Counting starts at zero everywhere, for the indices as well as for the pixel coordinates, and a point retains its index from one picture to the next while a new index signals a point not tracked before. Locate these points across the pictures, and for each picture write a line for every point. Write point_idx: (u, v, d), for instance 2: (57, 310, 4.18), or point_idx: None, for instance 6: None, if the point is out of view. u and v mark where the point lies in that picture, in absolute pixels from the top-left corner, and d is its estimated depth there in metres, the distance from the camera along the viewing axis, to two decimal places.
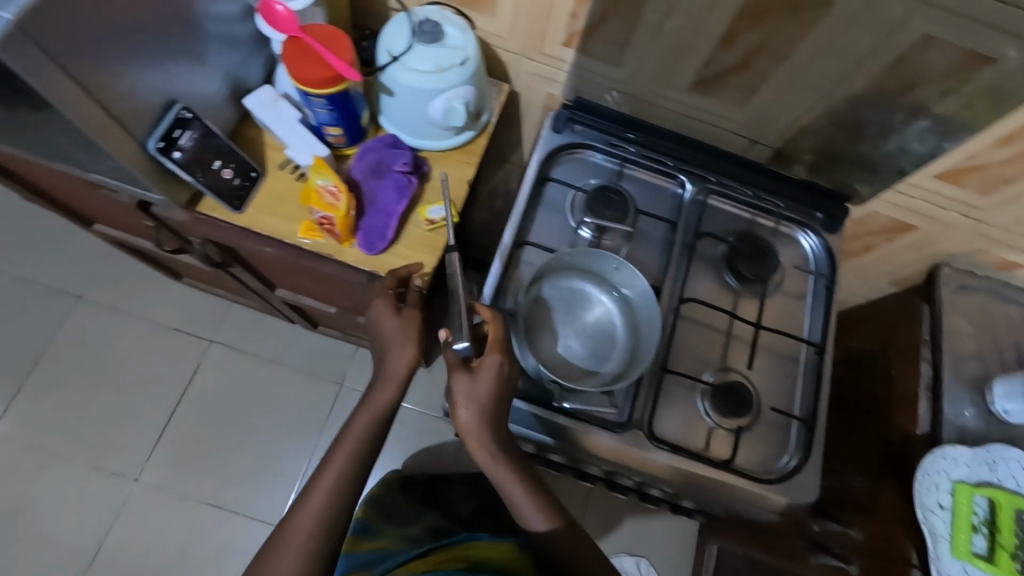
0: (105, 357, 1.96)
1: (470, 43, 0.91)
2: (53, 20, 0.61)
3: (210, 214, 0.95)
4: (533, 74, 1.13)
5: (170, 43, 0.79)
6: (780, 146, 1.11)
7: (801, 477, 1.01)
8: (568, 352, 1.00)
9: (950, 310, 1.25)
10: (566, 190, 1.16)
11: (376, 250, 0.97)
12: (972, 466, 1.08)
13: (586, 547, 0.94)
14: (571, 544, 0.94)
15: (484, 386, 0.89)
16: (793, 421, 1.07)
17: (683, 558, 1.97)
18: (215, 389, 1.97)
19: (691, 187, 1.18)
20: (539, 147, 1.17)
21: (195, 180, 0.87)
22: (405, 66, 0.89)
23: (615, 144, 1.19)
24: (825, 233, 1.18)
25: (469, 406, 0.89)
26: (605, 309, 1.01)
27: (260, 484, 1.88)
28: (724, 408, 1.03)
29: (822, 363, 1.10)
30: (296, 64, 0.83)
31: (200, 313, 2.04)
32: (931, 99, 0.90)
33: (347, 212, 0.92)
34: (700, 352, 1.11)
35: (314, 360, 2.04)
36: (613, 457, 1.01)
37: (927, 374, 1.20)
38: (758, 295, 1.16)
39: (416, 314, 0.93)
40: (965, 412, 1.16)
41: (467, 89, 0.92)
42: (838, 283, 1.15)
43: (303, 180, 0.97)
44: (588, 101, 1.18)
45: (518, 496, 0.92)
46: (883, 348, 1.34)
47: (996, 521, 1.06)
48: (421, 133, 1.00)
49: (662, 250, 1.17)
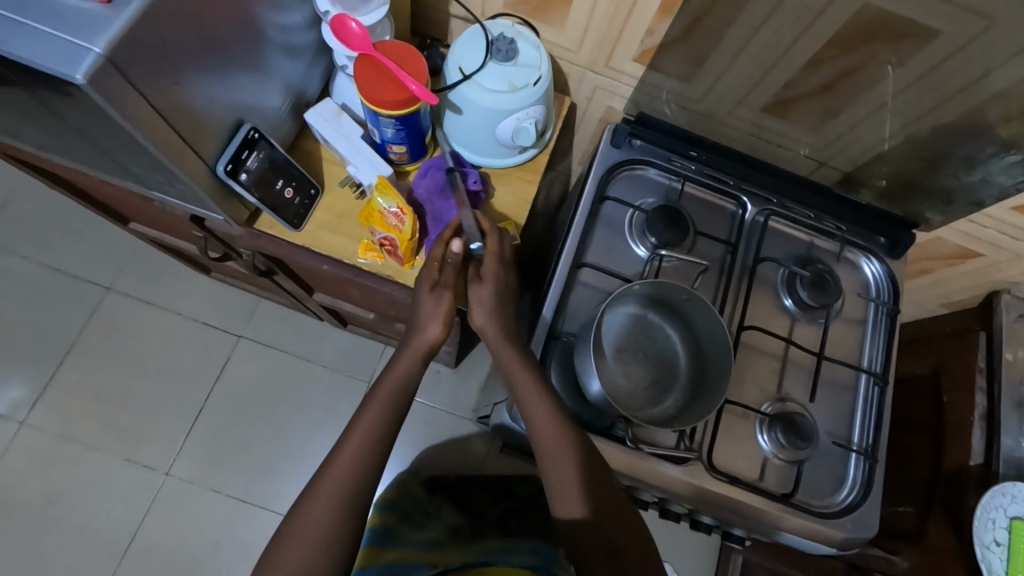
0: (136, 349, 1.96)
1: (544, 61, 0.87)
2: (137, 49, 0.59)
3: (268, 231, 0.93)
4: (595, 86, 1.12)
5: (242, 61, 0.76)
6: (850, 170, 1.12)
7: (860, 512, 1.00)
8: (629, 380, 0.99)
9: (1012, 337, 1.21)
10: (623, 208, 1.13)
11: None
12: None
13: (629, 531, 0.89)
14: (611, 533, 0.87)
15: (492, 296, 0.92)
16: (852, 453, 1.05)
17: (708, 566, 1.97)
18: (245, 384, 1.97)
19: (752, 208, 1.13)
20: (597, 162, 1.13)
21: (259, 201, 0.85)
22: (477, 84, 0.86)
23: (672, 159, 1.15)
24: (888, 259, 1.14)
25: (483, 314, 0.92)
26: (669, 339, 1.01)
27: (289, 480, 1.89)
28: (783, 440, 1.01)
29: (882, 394, 1.07)
30: (368, 85, 0.80)
31: (230, 307, 2.03)
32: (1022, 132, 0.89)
33: (411, 235, 0.89)
34: (757, 379, 1.09)
35: (343, 357, 2.03)
36: (670, 488, 0.99)
37: (983, 404, 1.17)
38: (818, 322, 1.12)
39: (447, 295, 0.90)
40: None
41: (538, 108, 0.89)
42: (901, 310, 1.11)
43: (363, 198, 0.95)
44: (648, 115, 1.14)
45: (560, 479, 0.87)
46: (935, 373, 1.31)
47: None
48: (485, 151, 0.97)
49: (720, 273, 1.12)
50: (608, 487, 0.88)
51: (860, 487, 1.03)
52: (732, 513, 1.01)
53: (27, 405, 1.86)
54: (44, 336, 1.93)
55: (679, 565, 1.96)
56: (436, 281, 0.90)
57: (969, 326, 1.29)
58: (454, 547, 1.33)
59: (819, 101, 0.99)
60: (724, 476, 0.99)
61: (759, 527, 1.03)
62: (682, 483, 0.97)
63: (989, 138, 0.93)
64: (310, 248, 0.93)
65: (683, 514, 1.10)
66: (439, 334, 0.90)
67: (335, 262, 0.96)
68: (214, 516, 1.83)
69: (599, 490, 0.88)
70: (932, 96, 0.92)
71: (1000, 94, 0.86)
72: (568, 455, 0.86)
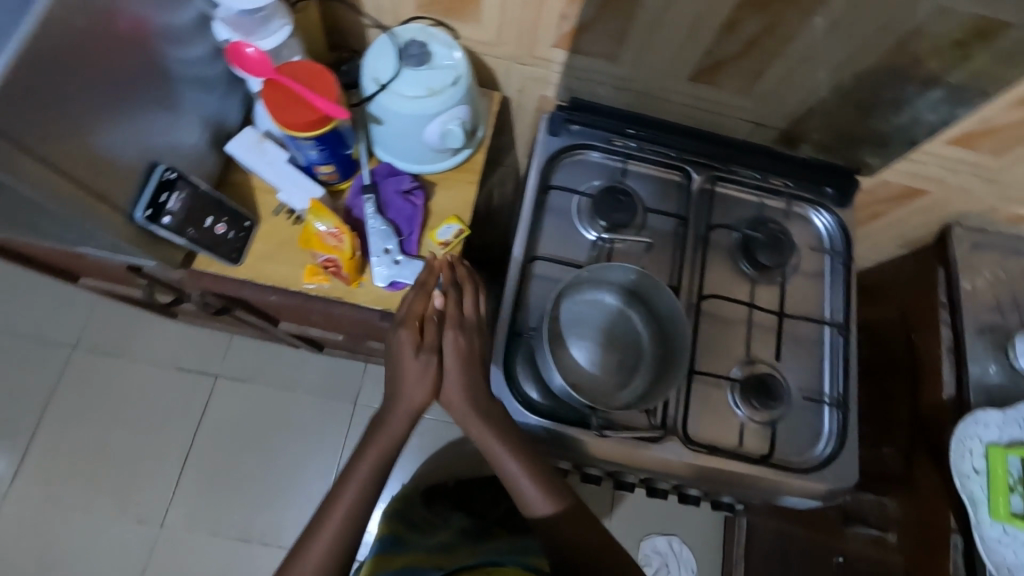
0: (112, 404, 1.92)
1: (460, 60, 0.86)
2: (15, 106, 0.57)
3: (208, 270, 0.91)
4: (525, 77, 1.11)
5: (144, 103, 0.73)
6: (787, 126, 1.12)
7: (838, 462, 1.01)
8: (595, 368, 0.99)
9: (967, 269, 1.23)
10: (570, 195, 1.12)
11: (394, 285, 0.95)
12: (1003, 428, 1.09)
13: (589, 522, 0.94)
14: (576, 528, 0.92)
15: (457, 349, 0.90)
16: (825, 405, 1.06)
17: (714, 533, 1.98)
18: (229, 423, 1.94)
19: (697, 176, 1.14)
20: (538, 152, 1.12)
21: (189, 241, 0.83)
22: (395, 92, 0.85)
23: (613, 141, 1.15)
24: (836, 209, 1.16)
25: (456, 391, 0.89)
26: (626, 317, 1.01)
27: (287, 513, 1.87)
28: (755, 402, 1.03)
29: (847, 342, 1.09)
30: (280, 109, 0.79)
31: (202, 348, 1.99)
32: (942, 68, 0.91)
33: (352, 253, 0.89)
34: (724, 346, 1.09)
35: (325, 381, 2.01)
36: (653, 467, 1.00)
37: (947, 337, 1.19)
38: (776, 282, 1.13)
39: (434, 359, 0.89)
40: (988, 369, 1.15)
41: (462, 109, 0.88)
42: (855, 258, 1.13)
43: (300, 223, 0.94)
44: (584, 100, 1.15)
45: (523, 488, 0.91)
46: (901, 314, 1.33)
47: None
48: (419, 158, 0.96)
49: (676, 246, 1.12)
50: (579, 515, 0.93)
51: (835, 438, 1.04)
52: (716, 482, 1.02)
53: (7, 477, 1.82)
54: (14, 406, 1.88)
55: (687, 537, 1.97)
56: (419, 340, 0.89)
57: (927, 263, 1.31)
58: (459, 551, 1.32)
59: (743, 64, 1.00)
60: (707, 448, 1.00)
61: (745, 490, 1.04)
62: (666, 459, 0.98)
63: (913, 77, 0.94)
64: (260, 282, 0.92)
65: (670, 490, 1.10)
66: (422, 401, 0.89)
67: (282, 293, 0.93)
68: (218, 560, 1.81)
69: (569, 515, 0.93)
70: (854, 43, 0.92)
71: (913, 33, 0.87)
72: (528, 461, 0.90)
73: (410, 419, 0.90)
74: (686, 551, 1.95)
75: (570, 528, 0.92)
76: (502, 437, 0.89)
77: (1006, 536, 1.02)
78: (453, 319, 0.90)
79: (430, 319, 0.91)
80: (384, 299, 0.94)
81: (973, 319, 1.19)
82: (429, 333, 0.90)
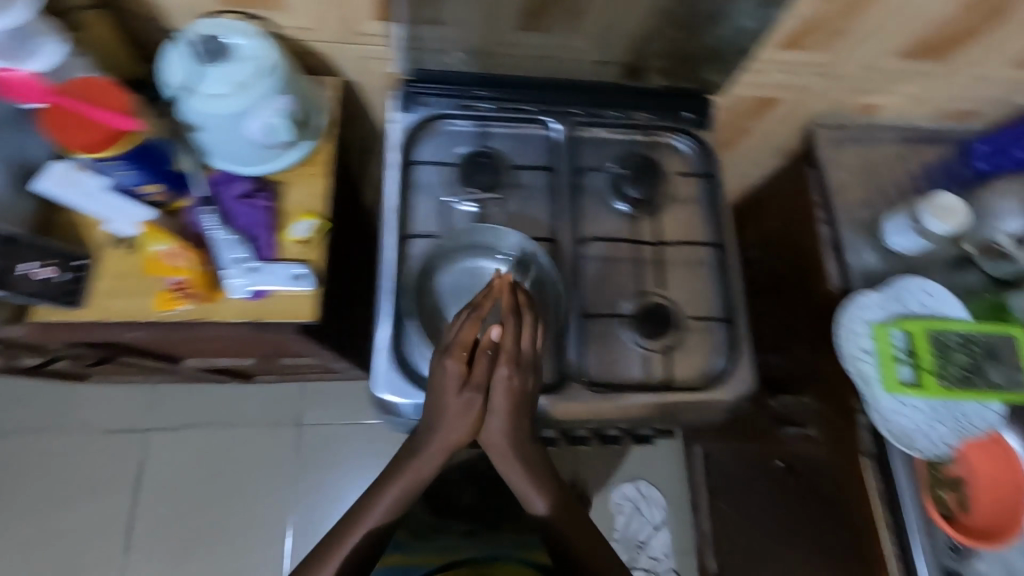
0: (39, 483, 1.81)
1: (268, 48, 0.83)
2: None
3: (48, 320, 0.86)
4: (360, 57, 1.09)
5: None
6: (632, 60, 1.13)
7: (734, 373, 1.04)
8: (479, 331, 1.01)
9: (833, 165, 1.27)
10: (434, 168, 1.11)
11: (258, 295, 0.90)
12: (884, 306, 1.12)
13: (583, 526, 0.98)
14: (574, 530, 0.97)
15: (505, 394, 0.89)
16: (716, 321, 1.09)
17: (677, 468, 2.04)
18: (170, 475, 1.86)
19: (559, 125, 1.14)
20: (394, 131, 1.10)
21: (5, 292, 0.78)
22: (202, 93, 0.81)
23: (469, 106, 1.13)
24: (698, 132, 1.18)
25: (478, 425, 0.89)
26: (500, 276, 1.03)
27: (252, 550, 1.82)
28: (647, 332, 1.05)
29: (726, 257, 1.12)
30: (68, 131, 0.77)
31: (127, 405, 1.90)
32: None
33: (200, 268, 0.87)
34: (615, 285, 1.11)
35: (263, 411, 1.94)
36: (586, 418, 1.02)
37: (825, 234, 1.23)
38: (654, 214, 1.15)
39: (503, 386, 0.88)
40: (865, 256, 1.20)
41: (283, 100, 0.85)
42: (722, 176, 1.16)
43: (138, 251, 0.90)
44: (430, 71, 1.11)
45: (524, 491, 0.96)
46: (784, 221, 1.38)
47: (914, 348, 1.05)
48: (252, 159, 0.92)
49: (549, 197, 1.13)
50: (576, 521, 0.98)
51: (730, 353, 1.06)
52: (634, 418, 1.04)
53: None
54: None
55: (652, 477, 2.02)
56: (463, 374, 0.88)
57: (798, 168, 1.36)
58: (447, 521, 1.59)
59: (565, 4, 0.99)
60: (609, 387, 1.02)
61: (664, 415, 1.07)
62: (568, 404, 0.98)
63: None
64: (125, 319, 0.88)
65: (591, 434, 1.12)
66: (468, 433, 0.90)
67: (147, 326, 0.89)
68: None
69: (562, 512, 0.98)
70: None
71: None
72: (530, 472, 0.94)
73: (448, 453, 0.92)
74: (655, 491, 2.00)
75: (563, 528, 0.97)
76: (522, 460, 0.93)
77: (899, 408, 1.05)
78: (505, 359, 0.87)
79: (497, 342, 0.89)
80: (252, 310, 0.90)
81: (845, 211, 1.24)
82: (515, 350, 0.88)
